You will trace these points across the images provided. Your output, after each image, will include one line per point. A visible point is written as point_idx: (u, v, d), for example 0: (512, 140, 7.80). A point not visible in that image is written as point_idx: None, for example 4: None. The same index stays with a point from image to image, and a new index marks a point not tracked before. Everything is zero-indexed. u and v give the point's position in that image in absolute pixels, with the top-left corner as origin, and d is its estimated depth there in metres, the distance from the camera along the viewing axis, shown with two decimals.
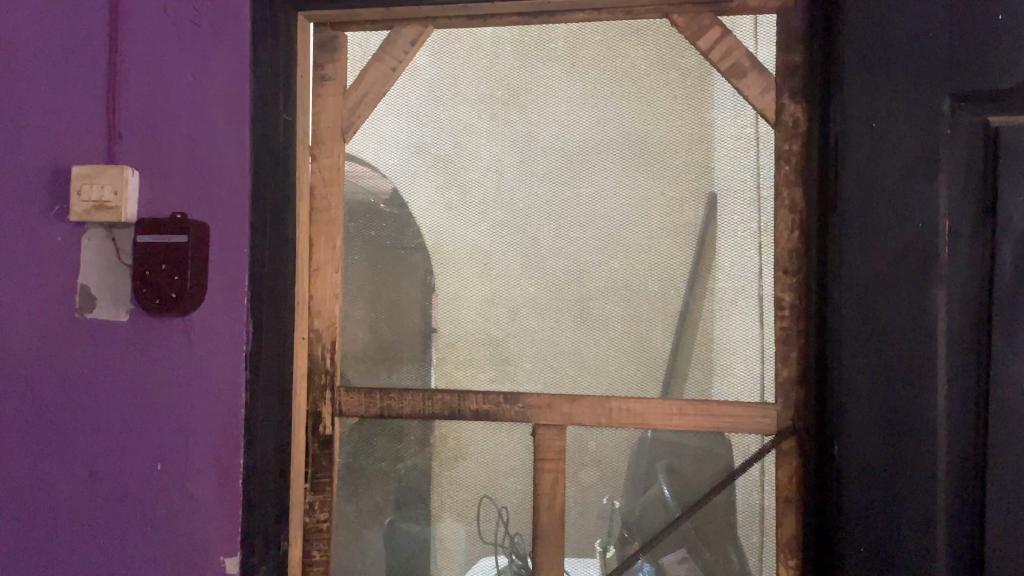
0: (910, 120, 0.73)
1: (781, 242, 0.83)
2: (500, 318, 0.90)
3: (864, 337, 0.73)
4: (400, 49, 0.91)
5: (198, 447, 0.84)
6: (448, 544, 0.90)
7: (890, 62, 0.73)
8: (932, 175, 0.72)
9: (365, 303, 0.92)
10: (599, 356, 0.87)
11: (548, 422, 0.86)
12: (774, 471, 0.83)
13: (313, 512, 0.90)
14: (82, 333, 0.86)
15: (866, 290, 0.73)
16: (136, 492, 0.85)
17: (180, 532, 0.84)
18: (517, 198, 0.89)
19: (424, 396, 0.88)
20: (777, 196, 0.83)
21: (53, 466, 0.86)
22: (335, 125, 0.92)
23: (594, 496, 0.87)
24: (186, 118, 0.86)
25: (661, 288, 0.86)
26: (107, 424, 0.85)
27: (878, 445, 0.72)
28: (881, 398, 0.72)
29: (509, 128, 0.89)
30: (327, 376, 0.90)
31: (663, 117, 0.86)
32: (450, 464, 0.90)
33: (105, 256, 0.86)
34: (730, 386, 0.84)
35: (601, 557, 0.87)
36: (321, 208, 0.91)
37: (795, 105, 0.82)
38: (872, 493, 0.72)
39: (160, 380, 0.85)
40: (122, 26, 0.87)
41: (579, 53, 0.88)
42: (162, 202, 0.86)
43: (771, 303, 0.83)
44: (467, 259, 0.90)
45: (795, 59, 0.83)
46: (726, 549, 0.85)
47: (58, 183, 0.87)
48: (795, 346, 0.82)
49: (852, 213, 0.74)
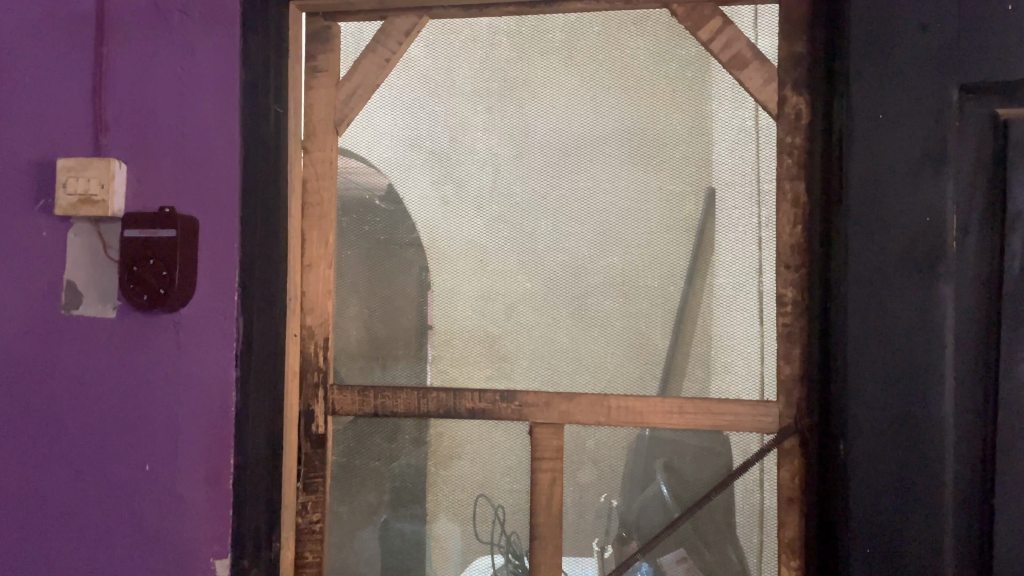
0: (917, 115, 0.71)
1: (783, 237, 0.81)
2: (497, 315, 0.88)
3: (870, 335, 0.72)
4: (395, 40, 0.89)
5: (187, 447, 0.82)
6: (444, 544, 0.89)
7: (895, 52, 0.72)
8: (939, 169, 0.71)
9: (359, 300, 0.90)
10: (597, 354, 0.86)
11: (545, 420, 0.85)
12: (775, 470, 0.81)
13: (305, 513, 0.88)
14: (68, 331, 0.84)
15: (871, 288, 0.72)
16: (124, 493, 0.83)
17: (169, 534, 0.82)
18: (514, 193, 0.88)
19: (419, 395, 0.87)
20: (779, 190, 0.81)
21: (38, 467, 0.84)
22: (327, 117, 0.90)
23: (591, 496, 0.86)
24: (175, 109, 0.84)
25: (661, 283, 0.85)
26: (95, 424, 0.83)
27: (887, 445, 0.71)
28: (887, 398, 0.71)
29: (507, 121, 0.88)
30: (320, 374, 0.88)
31: (662, 110, 0.84)
32: (445, 464, 0.88)
33: (91, 251, 0.84)
34: (731, 384, 0.82)
35: (599, 557, 0.86)
36: (314, 203, 0.89)
37: (798, 98, 0.81)
38: (881, 494, 0.71)
39: (148, 380, 0.83)
40: (109, 15, 0.85)
41: (576, 45, 0.86)
42: (151, 196, 0.84)
43: (772, 299, 0.81)
44: (462, 255, 0.89)
45: (798, 50, 0.81)
46: (725, 549, 0.83)
47: (43, 176, 0.85)
48: (798, 342, 0.80)
49: (858, 208, 0.72)
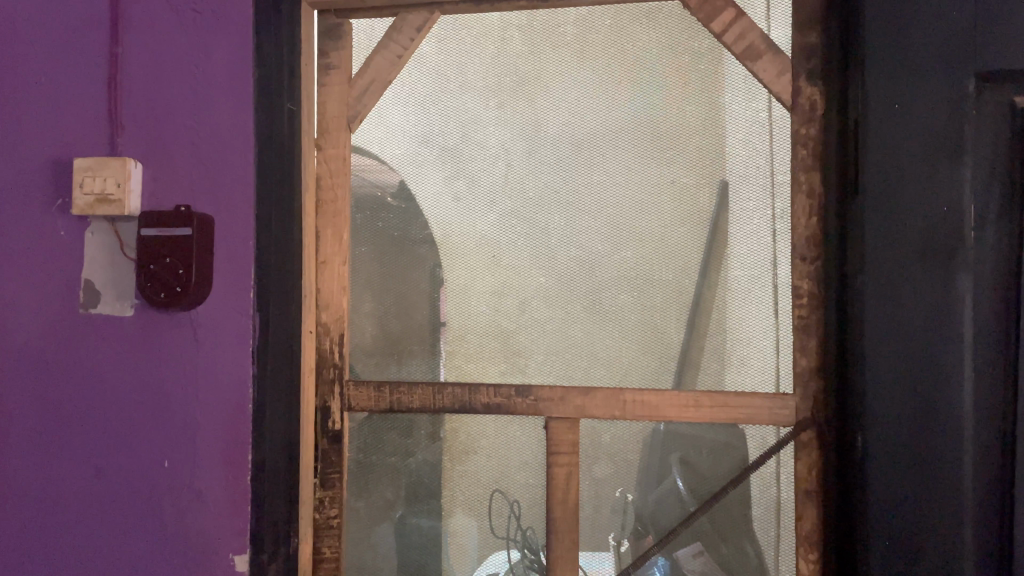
0: (934, 104, 0.71)
1: (798, 229, 0.81)
2: (511, 310, 0.88)
3: (886, 325, 0.71)
4: (406, 36, 0.89)
5: (204, 444, 0.83)
6: (460, 539, 0.89)
7: (910, 41, 0.71)
8: (957, 158, 0.70)
9: (373, 298, 0.91)
10: (612, 348, 0.86)
11: (560, 415, 0.84)
12: (791, 463, 0.81)
13: (323, 508, 0.89)
14: (87, 330, 0.85)
15: (889, 279, 0.71)
16: (143, 490, 0.83)
17: (188, 530, 0.83)
18: (527, 188, 0.87)
19: (434, 390, 0.87)
20: (794, 182, 0.81)
21: (58, 466, 0.85)
22: (340, 115, 0.90)
23: (607, 491, 0.86)
24: (188, 106, 0.84)
25: (675, 277, 0.85)
26: (114, 421, 0.84)
27: (906, 437, 0.70)
28: (905, 391, 0.71)
29: (519, 115, 0.88)
30: (336, 370, 0.89)
31: (674, 102, 0.84)
32: (460, 459, 0.88)
33: (109, 250, 0.84)
34: (744, 376, 0.83)
35: (616, 552, 0.86)
36: (328, 200, 0.90)
37: (812, 88, 0.80)
38: (900, 487, 0.70)
39: (165, 378, 0.83)
40: (122, 14, 0.85)
41: (589, 39, 0.86)
42: (166, 194, 0.84)
43: (788, 291, 0.81)
44: (475, 250, 0.89)
45: (811, 41, 0.81)
46: (741, 543, 0.83)
47: (60, 177, 0.86)
48: (814, 335, 0.80)
49: (872, 197, 0.72)
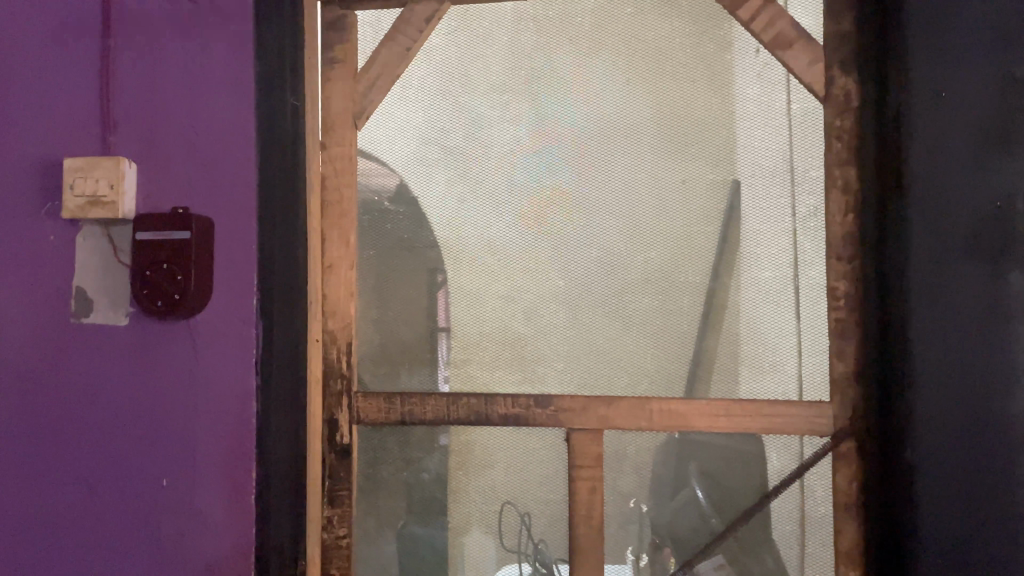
0: (982, 91, 0.66)
1: (834, 226, 0.76)
2: (528, 315, 0.83)
3: (934, 328, 0.67)
4: (415, 27, 0.85)
5: (205, 461, 0.78)
6: (475, 558, 0.84)
7: (954, 27, 0.67)
8: (1007, 148, 0.66)
9: (381, 303, 0.86)
10: (636, 354, 0.81)
11: (582, 425, 0.80)
12: (830, 475, 0.76)
13: (331, 528, 0.84)
14: (82, 339, 0.80)
15: (936, 278, 0.67)
16: (140, 510, 0.79)
17: (188, 553, 0.78)
18: (544, 186, 0.83)
19: (449, 401, 0.82)
20: (828, 177, 0.76)
21: (52, 486, 0.79)
22: (346, 111, 0.86)
23: (631, 505, 0.81)
24: (186, 103, 0.80)
25: (702, 278, 0.80)
26: (111, 436, 0.79)
27: (957, 446, 0.66)
28: (955, 398, 0.66)
29: (534, 110, 0.83)
30: (344, 381, 0.84)
31: (701, 94, 0.80)
32: (476, 472, 0.84)
33: (102, 256, 0.79)
34: (779, 382, 0.78)
35: (635, 566, 0.82)
36: (334, 201, 0.85)
37: (845, 78, 0.76)
38: (951, 499, 0.66)
39: (164, 391, 0.79)
40: (115, 6, 0.81)
41: (607, 29, 0.82)
42: (163, 196, 0.79)
43: (823, 292, 0.77)
44: (488, 252, 0.84)
45: (844, 28, 0.76)
46: (775, 559, 0.79)
47: (50, 178, 0.81)
48: (852, 339, 0.75)
49: (918, 192, 0.68)
